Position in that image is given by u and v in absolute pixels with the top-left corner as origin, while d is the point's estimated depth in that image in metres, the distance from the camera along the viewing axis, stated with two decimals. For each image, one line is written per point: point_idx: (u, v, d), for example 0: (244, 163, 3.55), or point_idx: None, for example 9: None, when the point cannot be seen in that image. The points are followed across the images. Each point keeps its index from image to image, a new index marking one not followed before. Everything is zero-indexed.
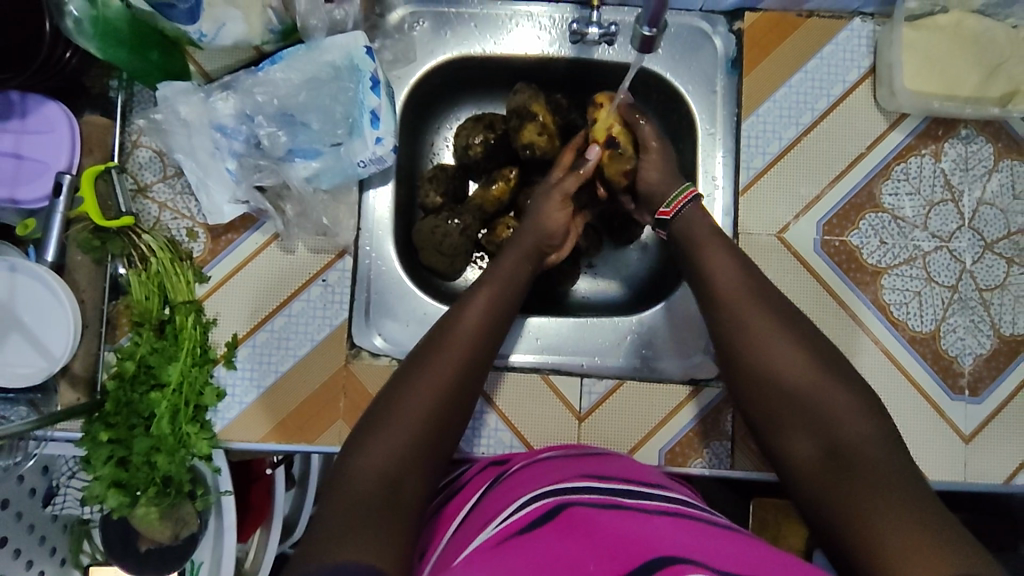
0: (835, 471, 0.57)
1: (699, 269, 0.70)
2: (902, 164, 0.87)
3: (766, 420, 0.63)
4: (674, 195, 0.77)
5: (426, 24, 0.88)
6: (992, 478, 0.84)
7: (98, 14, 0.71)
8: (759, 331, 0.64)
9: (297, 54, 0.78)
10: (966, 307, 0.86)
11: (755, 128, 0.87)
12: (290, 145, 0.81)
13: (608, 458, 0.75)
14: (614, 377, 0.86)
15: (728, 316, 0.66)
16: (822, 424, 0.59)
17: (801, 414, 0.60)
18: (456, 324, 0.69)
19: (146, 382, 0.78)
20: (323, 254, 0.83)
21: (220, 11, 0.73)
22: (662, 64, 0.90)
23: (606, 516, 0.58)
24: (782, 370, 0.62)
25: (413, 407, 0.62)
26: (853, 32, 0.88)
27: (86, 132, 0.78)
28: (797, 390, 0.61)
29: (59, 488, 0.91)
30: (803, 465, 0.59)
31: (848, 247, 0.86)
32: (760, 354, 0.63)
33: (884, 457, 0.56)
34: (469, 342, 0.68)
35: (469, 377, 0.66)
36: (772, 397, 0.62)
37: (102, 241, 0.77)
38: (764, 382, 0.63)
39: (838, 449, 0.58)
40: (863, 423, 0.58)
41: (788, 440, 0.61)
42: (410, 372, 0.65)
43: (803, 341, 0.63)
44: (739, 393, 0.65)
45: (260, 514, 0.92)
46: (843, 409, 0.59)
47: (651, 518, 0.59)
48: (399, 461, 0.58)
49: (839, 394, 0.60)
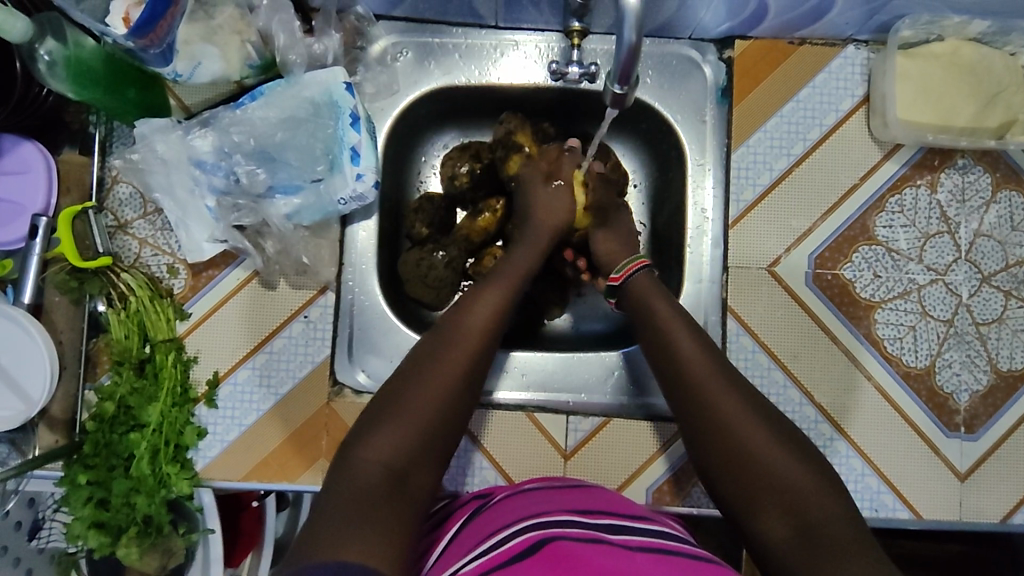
0: (805, 544, 0.57)
1: (675, 333, 0.72)
2: (896, 196, 0.85)
3: (739, 493, 0.63)
4: (623, 263, 0.80)
5: (410, 54, 0.87)
6: (989, 517, 0.82)
7: (71, 55, 0.70)
8: (722, 402, 0.66)
9: (276, 91, 0.78)
10: (962, 341, 0.84)
11: (745, 159, 0.85)
12: (270, 182, 0.80)
13: (588, 490, 0.74)
14: (601, 414, 0.84)
15: (692, 381, 0.68)
16: (785, 495, 0.60)
17: (764, 487, 0.61)
18: (455, 339, 0.68)
19: (126, 423, 0.77)
20: (304, 290, 0.82)
21: (198, 49, 0.72)
22: (651, 93, 0.88)
23: (586, 549, 0.58)
24: (746, 441, 0.64)
25: (411, 417, 0.62)
26: (845, 59, 0.86)
27: (62, 171, 0.79)
28: (759, 461, 0.62)
29: (44, 521, 0.91)
30: (774, 540, 0.59)
31: (841, 280, 0.84)
32: (722, 424, 0.65)
33: (839, 522, 0.58)
34: (461, 359, 0.67)
35: (465, 393, 0.66)
36: (747, 469, 0.63)
37: (80, 282, 0.78)
38: (730, 452, 0.64)
39: (801, 522, 0.59)
40: (819, 495, 0.60)
41: (761, 518, 0.61)
42: (409, 378, 0.66)
43: (761, 413, 0.66)
44: (709, 459, 0.66)
45: (251, 540, 0.97)
46: (803, 482, 0.61)
47: (632, 553, 0.59)
48: (390, 469, 0.59)
49: (807, 472, 0.62)
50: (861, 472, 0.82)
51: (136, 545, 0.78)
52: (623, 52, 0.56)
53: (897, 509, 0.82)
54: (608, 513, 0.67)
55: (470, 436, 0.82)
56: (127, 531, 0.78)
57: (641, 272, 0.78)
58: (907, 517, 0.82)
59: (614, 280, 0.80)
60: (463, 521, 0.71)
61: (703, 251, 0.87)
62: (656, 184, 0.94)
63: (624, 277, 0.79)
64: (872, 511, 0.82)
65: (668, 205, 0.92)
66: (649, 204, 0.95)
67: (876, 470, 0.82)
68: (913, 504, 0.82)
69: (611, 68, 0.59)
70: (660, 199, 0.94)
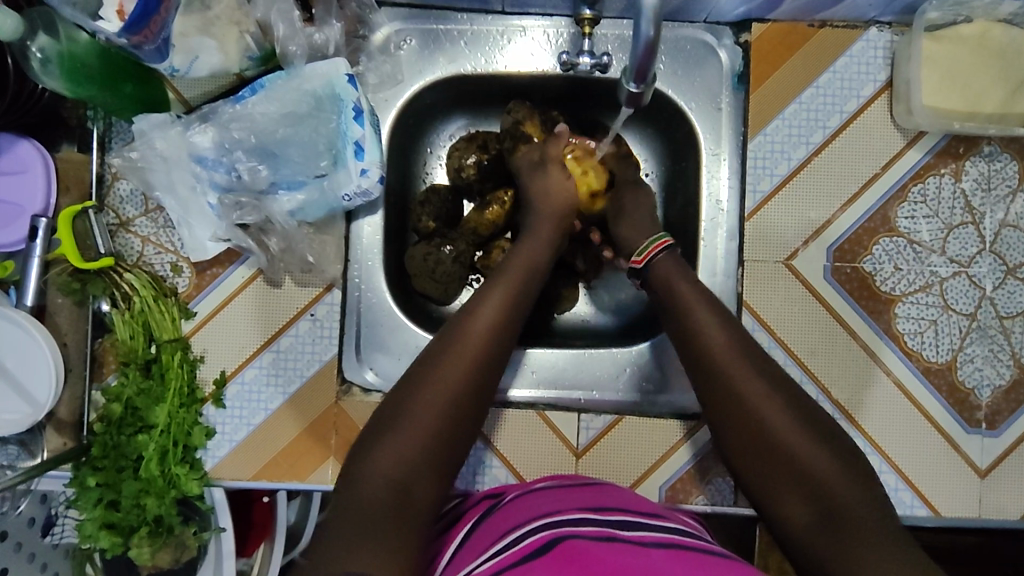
0: (829, 531, 0.56)
1: (699, 318, 0.69)
2: (920, 185, 0.82)
3: (761, 479, 0.61)
4: (644, 245, 0.76)
5: (414, 42, 0.84)
6: (1009, 515, 0.81)
7: (64, 51, 0.68)
8: (745, 385, 0.64)
9: (276, 83, 0.76)
10: (985, 336, 0.81)
11: (762, 148, 0.82)
12: (273, 178, 0.78)
13: (602, 487, 0.72)
14: (613, 412, 0.83)
15: (711, 364, 0.66)
16: (808, 481, 0.58)
17: (788, 472, 0.60)
18: (453, 351, 0.65)
19: (133, 424, 0.76)
20: (310, 287, 0.81)
21: (194, 41, 0.70)
22: (664, 79, 0.85)
23: (599, 549, 0.56)
24: (770, 425, 0.61)
25: (407, 438, 0.59)
26: (868, 42, 0.83)
27: (62, 169, 0.77)
28: (782, 446, 0.60)
29: (57, 517, 0.91)
30: (798, 528, 0.58)
31: (860, 273, 0.82)
32: (743, 407, 0.63)
33: (868, 509, 0.56)
34: (473, 355, 0.65)
35: (464, 406, 0.63)
36: (771, 455, 0.61)
37: (82, 283, 0.76)
38: (752, 436, 0.62)
39: (827, 509, 0.57)
40: (842, 482, 0.58)
41: (784, 506, 0.59)
42: (406, 395, 0.62)
43: (786, 396, 0.63)
44: (729, 445, 0.64)
45: (263, 529, 0.97)
46: (828, 467, 0.59)
47: (647, 551, 0.57)
48: (389, 490, 0.57)
49: (830, 458, 0.59)
50: (879, 470, 0.81)
51: (146, 545, 0.79)
52: (640, 47, 0.53)
53: (915, 507, 0.81)
54: (621, 512, 0.65)
55: (482, 437, 0.81)
56: (138, 530, 0.78)
57: (664, 253, 0.75)
58: (925, 514, 0.81)
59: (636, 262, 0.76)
60: (475, 521, 0.70)
61: (717, 244, 0.84)
62: (669, 174, 0.92)
63: (646, 259, 0.75)
64: (890, 509, 0.80)
65: (681, 196, 0.89)
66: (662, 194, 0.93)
67: (894, 467, 0.81)
68: (932, 501, 0.81)
69: (628, 63, 0.56)
70: (673, 189, 0.91)
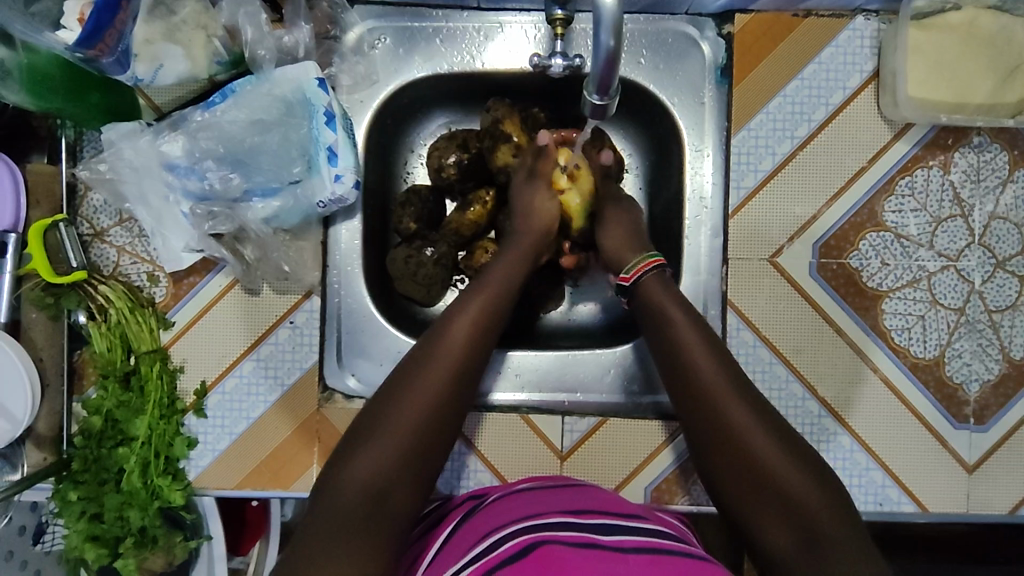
0: (807, 554, 0.57)
1: (680, 325, 0.68)
2: (907, 178, 0.80)
3: (745, 503, 0.61)
4: (630, 264, 0.74)
5: (388, 41, 0.82)
6: (996, 509, 0.80)
7: (26, 62, 0.67)
8: (731, 407, 0.63)
9: (246, 89, 0.75)
10: (974, 330, 0.80)
11: (746, 143, 0.80)
12: (246, 186, 0.77)
13: (583, 488, 0.70)
14: (598, 413, 0.83)
15: (700, 382, 0.65)
16: (792, 508, 0.59)
17: (770, 494, 0.60)
18: (435, 357, 0.65)
19: (114, 437, 0.76)
20: (289, 294, 0.80)
21: (160, 48, 0.68)
22: (646, 74, 0.83)
23: (577, 557, 0.54)
24: (756, 449, 0.61)
25: (386, 450, 0.60)
26: (854, 32, 0.80)
27: (32, 181, 0.76)
28: (766, 467, 0.60)
29: (48, 524, 0.89)
30: (778, 550, 0.58)
31: (847, 270, 0.80)
32: (728, 427, 0.63)
33: (846, 534, 0.57)
34: (455, 366, 0.64)
35: (443, 411, 0.63)
36: (755, 480, 0.61)
37: (55, 298, 0.75)
38: (735, 456, 0.62)
39: (807, 533, 0.57)
40: (823, 506, 0.59)
41: (766, 529, 0.60)
42: (389, 402, 0.62)
43: (770, 416, 0.63)
44: (712, 467, 0.64)
45: (257, 529, 0.97)
46: (809, 492, 0.59)
47: (624, 558, 0.55)
48: (365, 499, 0.58)
49: (813, 485, 0.60)
50: (866, 467, 0.80)
51: (133, 556, 0.78)
52: (601, 57, 0.52)
53: (902, 503, 0.80)
54: (601, 513, 0.63)
55: (464, 439, 0.81)
56: (124, 541, 0.78)
57: (654, 272, 0.72)
58: (913, 510, 0.80)
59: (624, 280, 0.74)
60: (456, 523, 0.68)
61: (700, 241, 0.83)
62: (654, 169, 0.90)
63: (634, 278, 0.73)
64: (877, 505, 0.80)
65: (666, 192, 0.88)
66: (648, 190, 0.91)
67: (881, 464, 0.80)
68: (919, 497, 0.80)
69: (590, 77, 0.55)
70: (658, 184, 0.89)
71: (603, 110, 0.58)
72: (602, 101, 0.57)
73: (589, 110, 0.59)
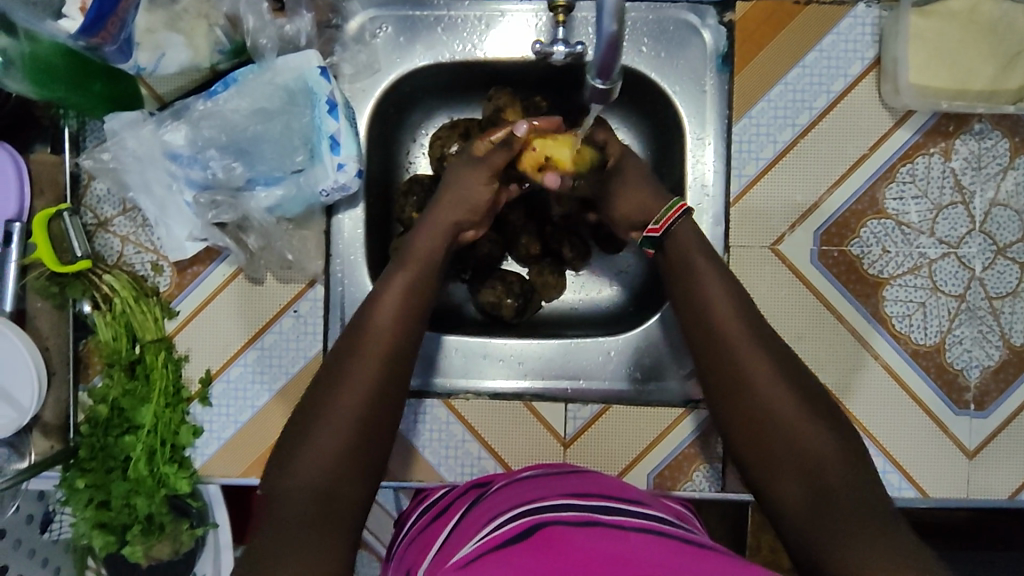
0: (818, 511, 0.57)
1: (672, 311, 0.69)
2: (908, 165, 0.80)
3: (756, 454, 0.62)
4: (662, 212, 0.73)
5: (389, 30, 0.82)
6: (996, 494, 0.81)
7: (29, 52, 0.67)
8: (749, 358, 0.63)
9: (248, 78, 0.75)
10: (974, 317, 0.80)
11: (747, 131, 0.81)
12: (249, 175, 0.78)
13: (587, 475, 0.70)
14: (601, 400, 0.83)
15: (721, 332, 0.65)
16: (804, 459, 0.59)
17: (784, 447, 0.60)
18: (367, 336, 0.65)
19: (120, 426, 0.77)
20: (292, 284, 0.80)
21: (161, 37, 0.68)
22: (647, 62, 0.83)
23: (579, 535, 0.55)
24: (771, 401, 0.62)
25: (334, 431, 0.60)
26: (855, 19, 0.80)
27: (35, 172, 0.76)
28: (781, 420, 0.61)
29: (54, 514, 0.89)
30: (788, 501, 0.59)
31: (848, 257, 0.81)
32: (748, 384, 0.63)
33: (856, 488, 0.58)
34: (391, 329, 0.66)
35: (391, 381, 0.64)
36: (768, 431, 0.61)
37: (60, 287, 0.76)
38: (753, 413, 0.62)
39: (817, 485, 0.58)
40: (837, 462, 0.59)
41: (776, 479, 0.60)
42: (334, 379, 0.63)
43: (789, 377, 0.63)
44: (726, 415, 0.64)
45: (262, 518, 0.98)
46: (825, 453, 0.59)
47: (626, 534, 0.56)
48: (317, 488, 0.57)
49: (828, 439, 0.60)
50: (867, 453, 0.81)
51: (140, 543, 0.79)
52: (602, 42, 0.53)
53: (903, 488, 0.81)
54: (603, 496, 0.64)
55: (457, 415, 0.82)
56: (131, 528, 0.79)
57: (682, 219, 0.72)
58: (913, 495, 0.81)
59: (652, 230, 0.73)
60: (462, 512, 0.68)
61: (702, 229, 0.83)
62: (656, 158, 0.91)
63: (664, 227, 0.72)
64: None
65: (667, 181, 0.88)
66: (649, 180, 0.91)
67: (881, 449, 0.81)
68: (919, 482, 0.81)
69: (592, 61, 0.55)
70: (660, 173, 0.90)
71: (605, 94, 0.58)
72: (604, 84, 0.56)
73: (590, 94, 0.59)
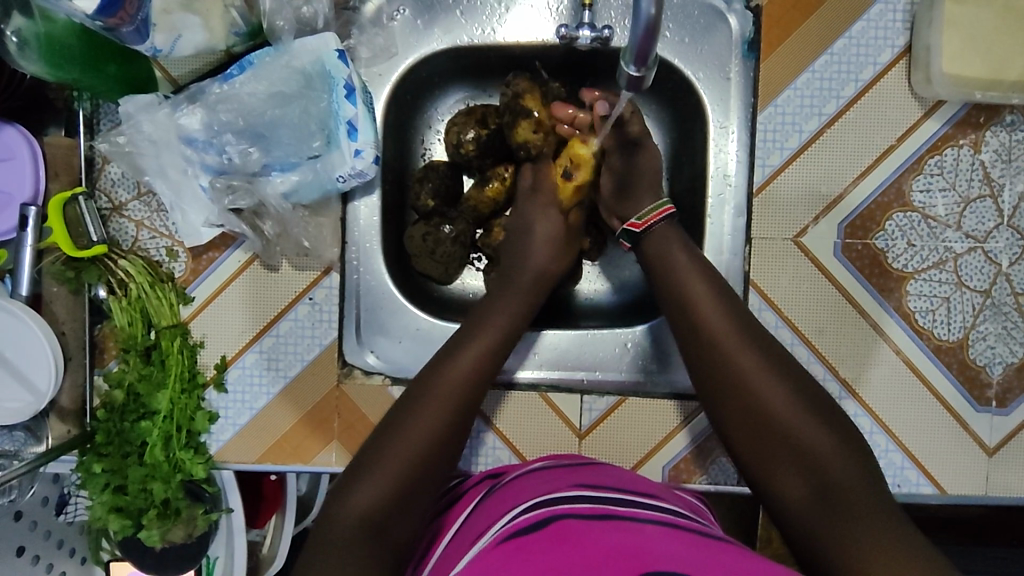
0: (824, 508, 0.58)
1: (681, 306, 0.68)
2: (936, 157, 0.79)
3: (758, 458, 0.63)
4: (647, 210, 0.75)
5: (408, 13, 0.81)
6: (1015, 492, 0.80)
7: (42, 32, 0.66)
8: (744, 367, 0.64)
9: (265, 61, 0.74)
10: (999, 312, 0.79)
11: (772, 120, 0.79)
12: (265, 160, 0.77)
13: (596, 467, 0.69)
14: (617, 392, 0.82)
15: (716, 342, 0.66)
16: (807, 460, 0.60)
17: (786, 450, 0.61)
18: (437, 374, 0.68)
19: (136, 411, 0.76)
20: (308, 271, 0.79)
21: (177, 19, 0.67)
22: (672, 48, 0.81)
23: (595, 528, 0.54)
24: (770, 407, 0.63)
25: (397, 462, 0.62)
26: (886, 5, 0.78)
27: (50, 156, 0.75)
28: (780, 424, 0.62)
29: (70, 496, 0.90)
30: (794, 502, 0.60)
31: (872, 250, 0.79)
32: (739, 384, 0.64)
33: (862, 486, 0.59)
34: (464, 372, 0.68)
35: (449, 422, 0.66)
36: (768, 436, 0.63)
37: (76, 271, 0.75)
38: (747, 412, 0.64)
39: (823, 485, 0.59)
40: (840, 463, 0.60)
41: (780, 482, 0.61)
42: (401, 416, 0.66)
43: (781, 374, 0.64)
44: (727, 424, 0.65)
45: (274, 503, 0.99)
46: (823, 446, 0.61)
47: (642, 526, 0.56)
48: (371, 508, 0.60)
49: (830, 440, 0.61)
50: (885, 448, 0.80)
51: (157, 527, 0.79)
52: (640, 26, 0.51)
53: (920, 484, 0.80)
54: (618, 489, 0.63)
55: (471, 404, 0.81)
56: (146, 513, 0.79)
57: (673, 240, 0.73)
58: (931, 492, 0.80)
59: (633, 225, 0.76)
60: (477, 501, 0.67)
61: (724, 219, 0.82)
62: (676, 146, 0.89)
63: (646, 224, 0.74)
64: (895, 486, 0.80)
65: (688, 170, 0.87)
66: (670, 168, 0.90)
67: (900, 445, 0.80)
68: (938, 479, 0.80)
69: (628, 46, 0.54)
70: (680, 161, 0.89)
71: (639, 82, 0.57)
72: (640, 71, 0.55)
73: (624, 80, 0.58)
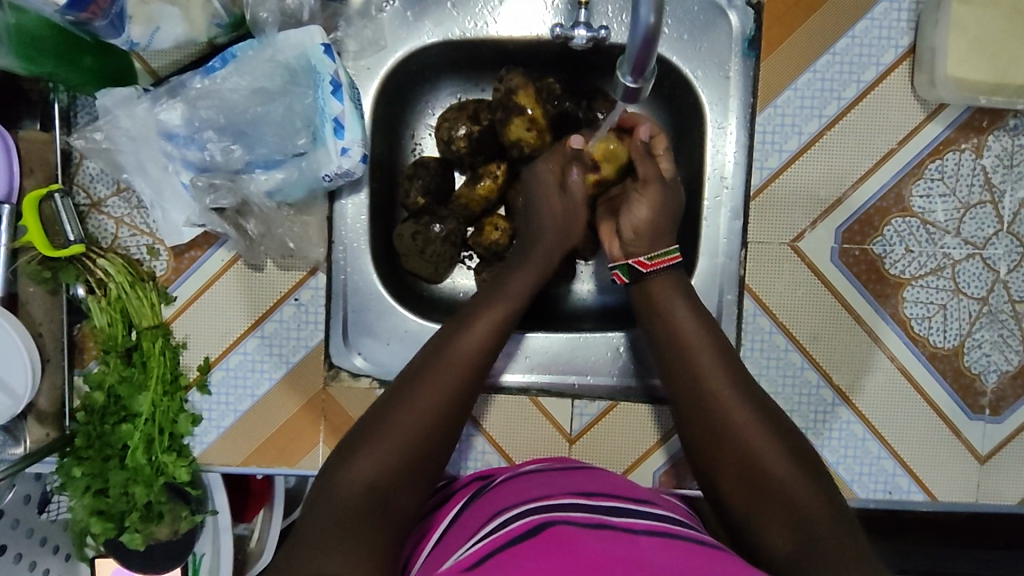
0: (802, 544, 0.57)
1: None
2: (937, 161, 0.77)
3: (737, 495, 0.62)
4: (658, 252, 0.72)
5: (398, 4, 0.78)
6: (1005, 500, 0.80)
7: (13, 22, 0.63)
8: (724, 402, 0.65)
9: (248, 54, 0.71)
10: (996, 320, 0.78)
11: (772, 121, 0.77)
12: (248, 158, 0.74)
13: (592, 472, 0.68)
14: (608, 397, 0.81)
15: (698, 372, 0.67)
16: (785, 499, 0.60)
17: (765, 488, 0.61)
18: (429, 369, 0.66)
19: (117, 414, 0.75)
20: (294, 271, 0.77)
21: (156, 10, 0.64)
22: (670, 45, 0.79)
23: (588, 538, 0.53)
24: (748, 443, 0.63)
25: (379, 456, 0.60)
26: (891, 4, 0.76)
27: (24, 150, 0.72)
28: (757, 462, 0.62)
29: (53, 495, 0.89)
30: (773, 542, 0.59)
31: (869, 256, 0.78)
32: (718, 419, 0.64)
33: (837, 526, 0.58)
34: (458, 360, 0.66)
35: (437, 419, 0.64)
36: (746, 474, 0.62)
37: (53, 272, 0.73)
38: (725, 448, 0.64)
39: (800, 522, 0.58)
40: (816, 501, 0.60)
41: (761, 521, 0.60)
42: (385, 411, 0.63)
43: (762, 411, 0.65)
44: (706, 459, 0.65)
45: (261, 499, 0.98)
46: (798, 484, 0.60)
47: (635, 538, 0.54)
48: (355, 502, 0.58)
49: (804, 479, 0.61)
50: (878, 455, 0.79)
51: (140, 529, 0.79)
52: (638, 35, 0.49)
53: (912, 491, 0.80)
54: (609, 495, 0.62)
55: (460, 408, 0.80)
56: (129, 515, 0.78)
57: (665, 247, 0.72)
58: (922, 499, 0.80)
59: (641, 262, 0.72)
60: (465, 501, 0.66)
61: (719, 223, 0.80)
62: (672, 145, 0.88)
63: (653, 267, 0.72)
64: (886, 493, 0.79)
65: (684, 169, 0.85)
66: None
67: (892, 452, 0.79)
68: (930, 487, 0.79)
69: (625, 57, 0.52)
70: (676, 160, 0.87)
71: (636, 93, 0.55)
72: (637, 82, 0.53)
73: (622, 92, 0.56)
